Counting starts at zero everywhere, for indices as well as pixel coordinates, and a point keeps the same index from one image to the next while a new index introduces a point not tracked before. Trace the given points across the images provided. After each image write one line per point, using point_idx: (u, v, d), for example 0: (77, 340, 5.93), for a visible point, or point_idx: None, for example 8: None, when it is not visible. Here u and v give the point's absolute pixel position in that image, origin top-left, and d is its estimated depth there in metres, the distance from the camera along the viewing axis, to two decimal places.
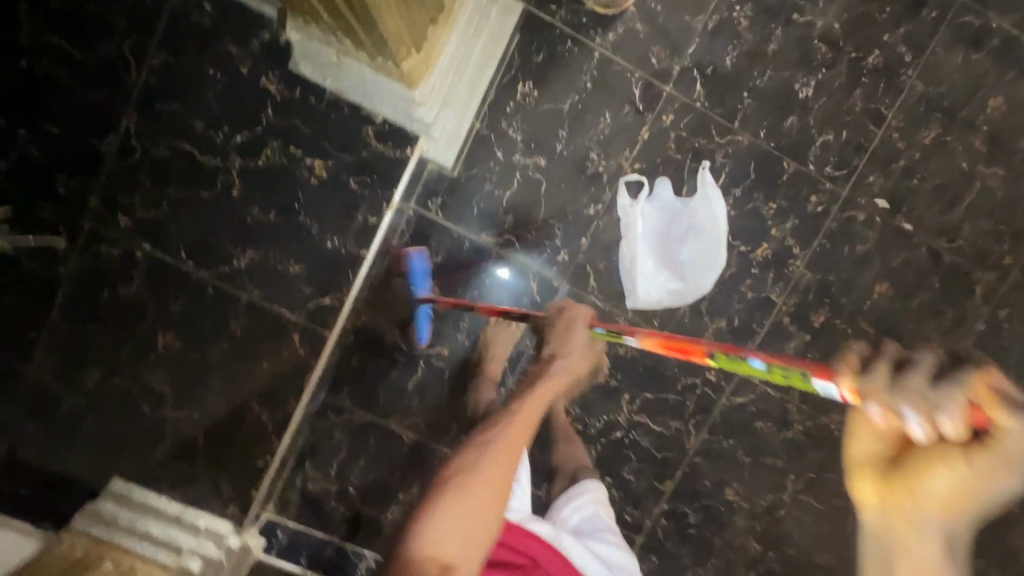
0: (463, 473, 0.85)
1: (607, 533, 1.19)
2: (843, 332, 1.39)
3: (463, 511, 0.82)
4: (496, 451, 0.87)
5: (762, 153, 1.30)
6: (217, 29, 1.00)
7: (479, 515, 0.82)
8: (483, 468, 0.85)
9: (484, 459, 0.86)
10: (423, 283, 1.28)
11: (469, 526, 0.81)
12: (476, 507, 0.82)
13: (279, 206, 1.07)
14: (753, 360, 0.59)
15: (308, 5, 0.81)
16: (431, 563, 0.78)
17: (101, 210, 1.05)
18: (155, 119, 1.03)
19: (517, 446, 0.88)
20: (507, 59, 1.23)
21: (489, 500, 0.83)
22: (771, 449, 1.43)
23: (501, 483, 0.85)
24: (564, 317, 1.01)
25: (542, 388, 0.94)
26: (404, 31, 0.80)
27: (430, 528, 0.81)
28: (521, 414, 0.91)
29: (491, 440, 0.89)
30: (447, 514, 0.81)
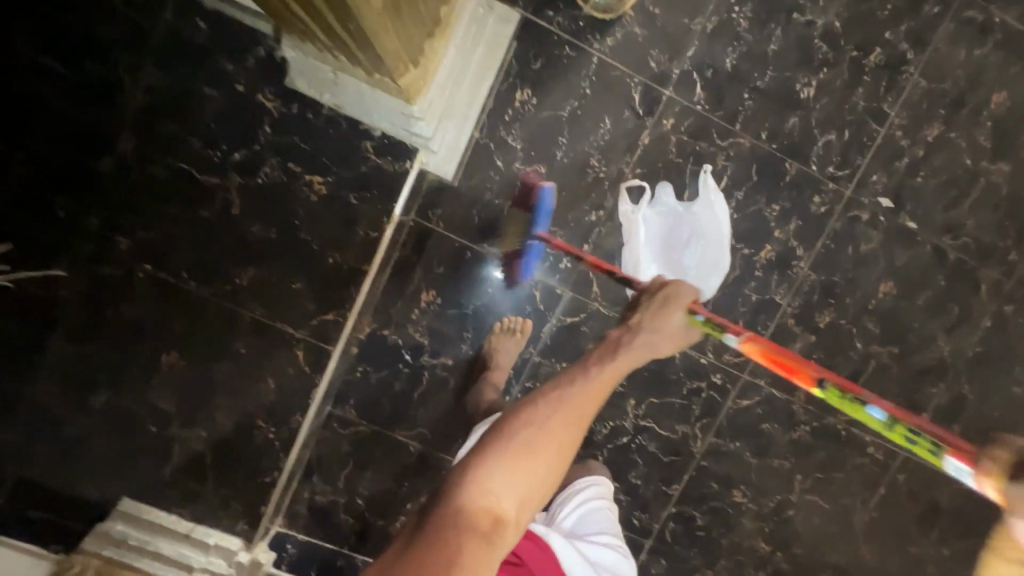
0: (526, 427, 0.72)
1: (604, 535, 1.09)
2: (849, 332, 1.38)
3: (521, 468, 0.69)
4: (566, 410, 0.73)
5: (764, 155, 1.29)
6: (211, 46, 0.99)
7: (537, 475, 0.69)
8: (551, 425, 0.72)
9: (552, 417, 0.72)
10: (548, 222, 1.25)
11: (525, 485, 0.69)
12: (536, 467, 0.70)
13: (280, 223, 1.07)
14: (871, 407, 0.70)
15: (303, 27, 0.80)
16: (477, 518, 0.65)
17: (99, 232, 1.04)
18: (151, 139, 1.02)
19: (590, 411, 0.74)
20: (504, 67, 1.21)
21: (550, 462, 0.70)
22: (778, 451, 1.43)
23: (566, 445, 0.72)
24: (661, 295, 0.89)
25: (627, 352, 0.79)
26: (401, 49, 0.80)
27: (483, 478, 0.68)
28: (601, 376, 0.76)
29: (562, 396, 0.74)
30: (503, 467, 0.69)
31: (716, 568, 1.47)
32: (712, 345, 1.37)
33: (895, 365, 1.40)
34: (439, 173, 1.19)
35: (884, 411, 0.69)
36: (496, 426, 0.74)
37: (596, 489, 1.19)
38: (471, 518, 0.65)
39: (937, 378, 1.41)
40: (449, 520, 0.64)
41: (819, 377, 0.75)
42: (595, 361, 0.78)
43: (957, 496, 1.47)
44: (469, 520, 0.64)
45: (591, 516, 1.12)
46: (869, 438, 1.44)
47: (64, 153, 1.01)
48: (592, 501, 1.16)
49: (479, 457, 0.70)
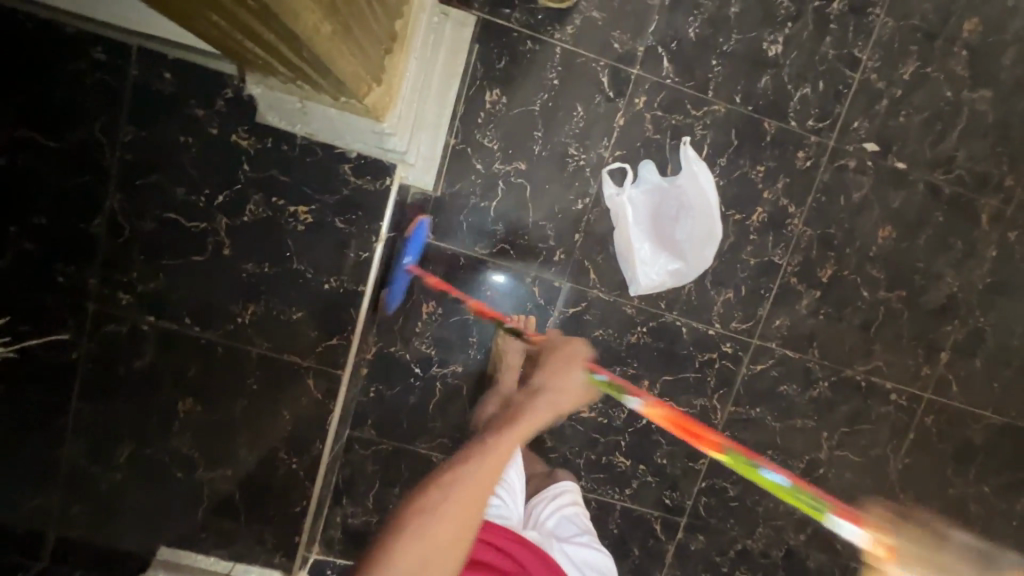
0: (434, 512, 0.70)
1: (586, 535, 1.16)
2: (854, 282, 1.37)
3: (427, 553, 0.68)
4: (467, 485, 0.73)
5: (741, 118, 1.29)
6: (180, 94, 1.01)
7: (443, 549, 0.69)
8: (457, 502, 0.71)
9: (461, 492, 0.72)
10: (418, 253, 1.27)
11: (435, 565, 0.68)
12: (441, 540, 0.69)
13: (271, 257, 1.08)
14: (767, 471, 0.56)
15: (260, 62, 0.80)
16: None
17: (100, 291, 1.06)
18: (136, 194, 1.04)
19: (489, 484, 0.74)
20: (470, 72, 1.22)
21: (454, 541, 0.70)
22: (800, 410, 1.42)
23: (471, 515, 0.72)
24: (563, 352, 0.86)
25: (527, 420, 0.77)
26: (360, 68, 0.80)
27: (393, 567, 0.67)
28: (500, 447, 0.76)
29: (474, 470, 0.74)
30: (410, 544, 0.68)
31: (755, 536, 1.47)
32: (718, 315, 1.36)
33: (905, 309, 1.39)
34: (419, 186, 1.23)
35: (783, 476, 0.55)
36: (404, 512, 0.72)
37: (574, 492, 1.23)
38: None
39: (950, 316, 1.40)
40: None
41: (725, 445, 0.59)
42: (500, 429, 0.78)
43: (988, 431, 1.46)
44: None
45: (575, 518, 1.18)
46: (892, 386, 1.42)
47: (57, 220, 1.03)
48: (572, 504, 1.21)
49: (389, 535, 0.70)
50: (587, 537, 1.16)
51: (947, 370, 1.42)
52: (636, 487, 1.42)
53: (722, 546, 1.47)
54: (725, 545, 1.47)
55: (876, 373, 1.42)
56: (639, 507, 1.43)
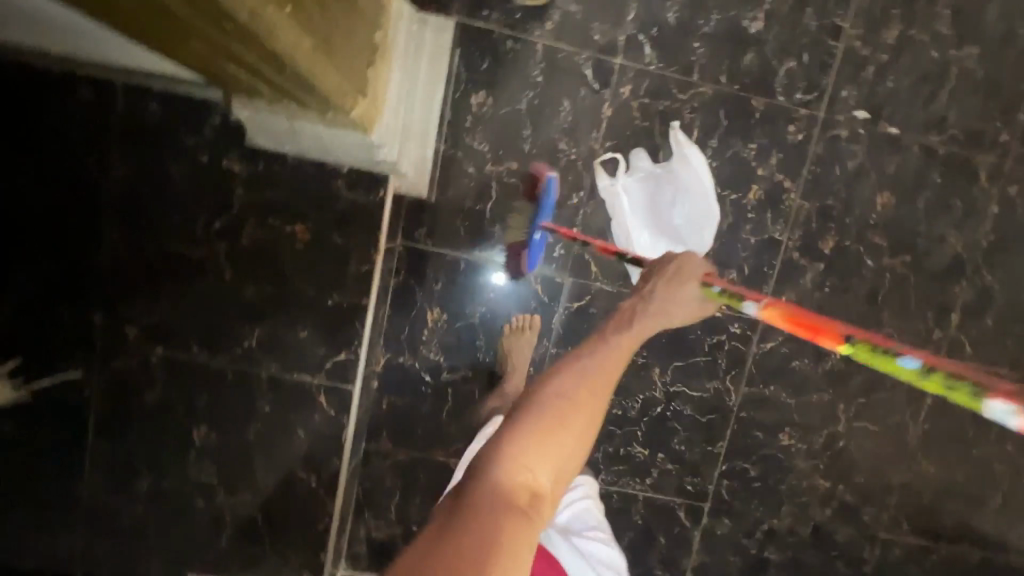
0: (558, 399, 0.61)
1: (596, 531, 1.15)
2: (857, 252, 1.36)
3: (554, 444, 0.60)
4: (593, 378, 0.62)
5: (728, 98, 1.28)
6: (169, 125, 1.01)
7: (568, 449, 0.60)
8: (579, 395, 0.61)
9: (585, 388, 0.62)
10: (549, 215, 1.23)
11: (560, 459, 0.60)
12: (567, 439, 0.60)
13: (272, 278, 1.08)
14: (904, 358, 0.50)
15: (245, 86, 0.80)
16: (514, 493, 0.57)
17: (107, 327, 1.07)
18: (134, 228, 1.04)
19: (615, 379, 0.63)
20: (454, 77, 1.22)
21: (579, 435, 0.61)
22: (814, 385, 1.41)
23: (598, 414, 0.62)
24: (673, 264, 0.73)
25: (642, 325, 0.66)
26: (344, 83, 0.80)
27: (515, 453, 0.59)
28: (622, 346, 0.65)
29: (594, 363, 0.63)
30: (534, 440, 0.59)
31: (781, 515, 1.46)
32: None
33: (911, 274, 1.38)
34: (415, 192, 1.24)
35: (919, 359, 0.49)
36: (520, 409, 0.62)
37: (587, 488, 1.21)
38: (507, 495, 0.56)
39: (958, 277, 1.39)
40: (479, 500, 0.56)
41: (850, 335, 0.55)
42: (619, 324, 0.67)
43: None
44: (505, 495, 0.56)
45: (587, 515, 1.17)
46: None
47: (59, 262, 1.04)
48: (583, 500, 1.19)
49: (505, 432, 0.60)
50: (600, 533, 1.15)
51: (959, 331, 1.41)
52: (656, 476, 1.42)
53: (749, 528, 1.46)
54: (751, 526, 1.46)
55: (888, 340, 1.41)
56: (661, 496, 1.43)
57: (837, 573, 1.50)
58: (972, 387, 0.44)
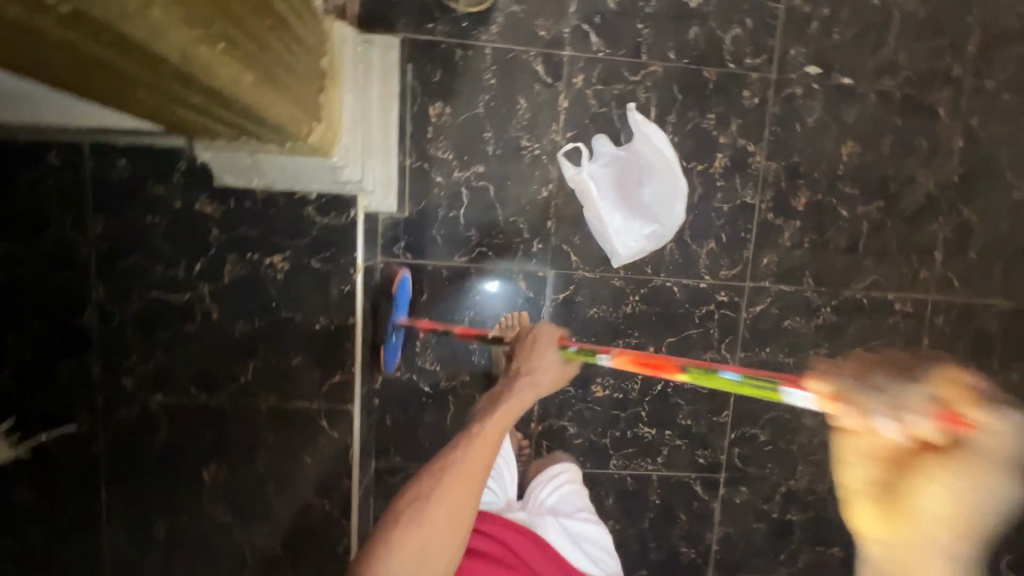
0: (425, 502, 0.77)
1: (583, 512, 1.20)
2: (830, 204, 1.38)
3: (420, 543, 0.75)
4: (453, 479, 0.78)
5: (680, 73, 1.31)
6: (139, 177, 1.04)
7: (433, 544, 0.75)
8: (440, 499, 0.76)
9: (445, 491, 0.77)
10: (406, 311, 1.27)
11: (427, 555, 0.75)
12: (429, 535, 0.75)
13: (258, 311, 1.10)
14: (726, 373, 0.67)
15: (202, 128, 0.83)
16: None
17: (106, 381, 1.09)
18: (119, 281, 1.07)
19: (475, 477, 0.78)
20: (410, 92, 1.25)
21: (443, 531, 0.76)
22: (810, 341, 1.42)
23: (453, 512, 0.76)
24: (531, 339, 0.93)
25: (496, 421, 0.81)
26: (296, 111, 0.83)
27: (386, 554, 0.74)
28: (476, 447, 0.79)
29: (457, 465, 0.79)
30: (402, 545, 0.74)
31: (797, 475, 1.46)
32: (706, 267, 1.37)
33: (888, 218, 1.39)
34: (385, 211, 1.23)
35: (734, 372, 0.67)
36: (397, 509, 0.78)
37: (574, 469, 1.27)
38: None
39: (934, 215, 1.40)
40: None
41: (683, 364, 0.73)
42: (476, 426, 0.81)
43: (1001, 319, 1.45)
44: None
45: (572, 495, 1.23)
46: (894, 296, 1.42)
47: (51, 324, 1.07)
48: (570, 482, 1.24)
49: (381, 534, 0.76)
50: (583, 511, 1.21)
51: (944, 267, 1.42)
52: (667, 454, 1.42)
53: (767, 492, 1.46)
54: (770, 491, 1.46)
55: (875, 287, 1.41)
56: (675, 473, 1.43)
57: None
58: (772, 385, 0.60)
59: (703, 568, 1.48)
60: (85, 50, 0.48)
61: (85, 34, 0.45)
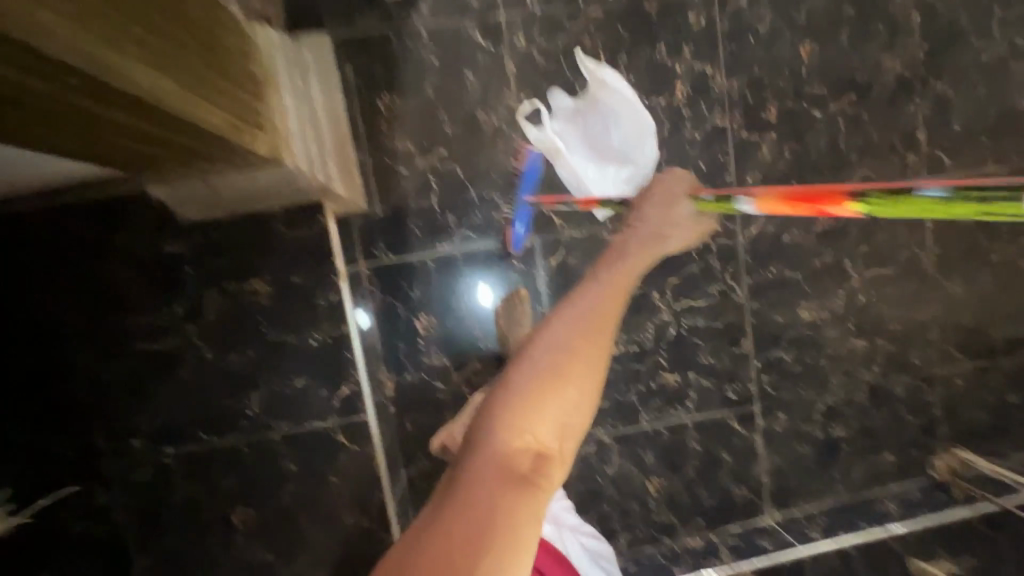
0: (559, 323, 0.48)
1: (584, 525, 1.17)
2: (802, 109, 1.34)
3: (562, 384, 0.46)
4: (597, 299, 0.49)
5: (621, 10, 1.27)
6: (99, 231, 1.01)
7: (581, 391, 0.46)
8: (586, 323, 0.47)
9: (585, 308, 0.48)
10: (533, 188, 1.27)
11: (571, 404, 0.46)
12: (574, 378, 0.46)
13: (250, 340, 1.07)
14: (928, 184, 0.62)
15: (143, 159, 0.80)
16: (514, 456, 0.44)
17: (112, 446, 1.06)
18: (103, 341, 1.04)
19: (627, 292, 0.50)
20: (354, 90, 1.22)
21: (592, 366, 0.46)
22: (814, 251, 1.38)
23: (612, 343, 0.48)
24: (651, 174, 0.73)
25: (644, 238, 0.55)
26: (235, 119, 0.79)
27: (510, 404, 0.46)
28: (627, 263, 0.52)
29: (602, 275, 0.51)
30: (532, 390, 0.45)
31: (832, 389, 1.43)
32: None
33: (862, 109, 1.36)
34: (354, 208, 1.20)
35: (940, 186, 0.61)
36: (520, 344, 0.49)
37: None
38: (505, 459, 0.44)
39: (908, 96, 1.36)
40: (470, 467, 0.44)
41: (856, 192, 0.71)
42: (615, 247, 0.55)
43: None
44: (500, 462, 0.44)
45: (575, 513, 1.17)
46: (887, 187, 1.38)
47: (43, 401, 1.03)
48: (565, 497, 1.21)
49: (497, 386, 0.47)
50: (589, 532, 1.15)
51: (930, 146, 1.39)
52: (696, 397, 1.38)
53: (805, 413, 1.42)
54: (807, 411, 1.42)
55: (867, 182, 1.38)
56: (708, 415, 1.39)
57: (909, 426, 1.46)
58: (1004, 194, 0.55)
59: (760, 504, 1.43)
60: None
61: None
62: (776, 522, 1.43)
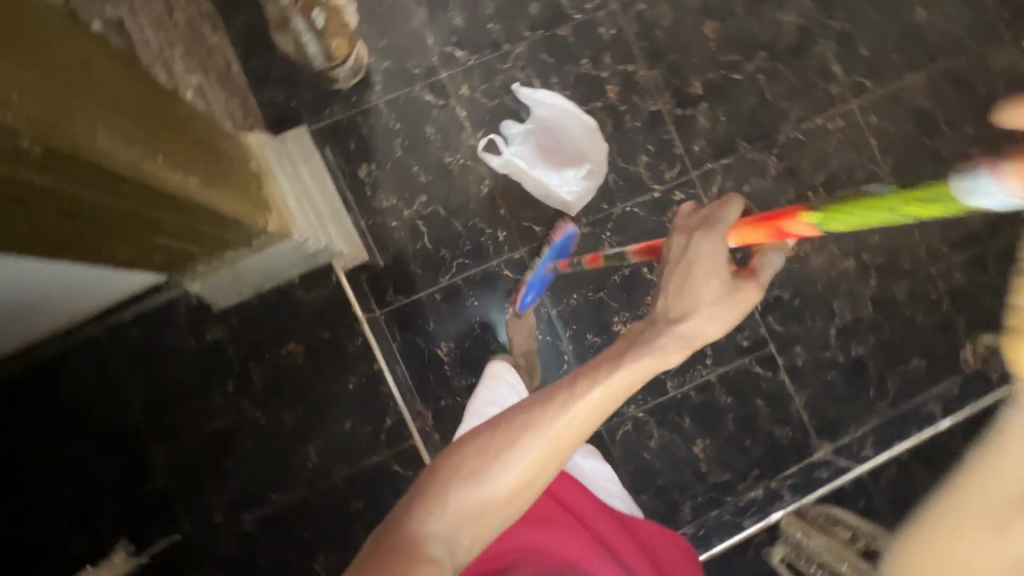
0: (507, 465, 0.67)
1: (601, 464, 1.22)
2: (722, 77, 1.50)
3: (485, 507, 0.67)
4: (543, 448, 0.68)
5: (541, 42, 1.48)
6: (153, 335, 1.16)
7: (498, 512, 0.67)
8: (522, 468, 0.68)
9: (530, 458, 0.68)
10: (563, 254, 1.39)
11: (489, 518, 0.67)
12: (499, 500, 0.67)
13: (297, 397, 1.20)
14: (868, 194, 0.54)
15: (181, 254, 0.97)
16: (431, 542, 0.64)
17: (197, 525, 1.15)
18: (173, 430, 1.16)
19: (568, 448, 0.69)
20: (336, 167, 1.41)
21: (513, 501, 0.68)
22: (775, 192, 1.49)
23: (536, 485, 0.69)
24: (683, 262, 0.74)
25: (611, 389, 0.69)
26: (245, 204, 0.97)
27: (449, 510, 0.66)
28: (576, 421, 0.68)
29: (557, 427, 0.68)
30: (468, 502, 0.67)
31: (838, 312, 1.49)
32: (651, 179, 1.48)
33: (775, 61, 1.51)
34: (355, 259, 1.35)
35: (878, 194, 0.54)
36: (476, 445, 0.69)
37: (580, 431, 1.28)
38: (428, 543, 0.64)
39: (812, 40, 1.52)
40: (404, 536, 0.64)
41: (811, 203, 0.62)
42: (581, 390, 0.69)
43: (924, 90, 1.54)
44: (426, 539, 0.64)
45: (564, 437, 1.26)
46: (822, 120, 1.51)
47: (130, 501, 1.14)
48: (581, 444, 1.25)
49: (448, 487, 0.67)
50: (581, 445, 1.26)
51: (849, 75, 1.53)
52: (713, 352, 1.46)
53: (820, 341, 1.48)
54: (822, 338, 1.48)
55: (802, 121, 1.51)
56: (729, 367, 1.46)
57: (926, 327, 1.50)
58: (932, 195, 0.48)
59: (808, 441, 1.46)
60: (67, 192, 0.61)
61: (65, 178, 0.59)
62: (828, 454, 1.46)
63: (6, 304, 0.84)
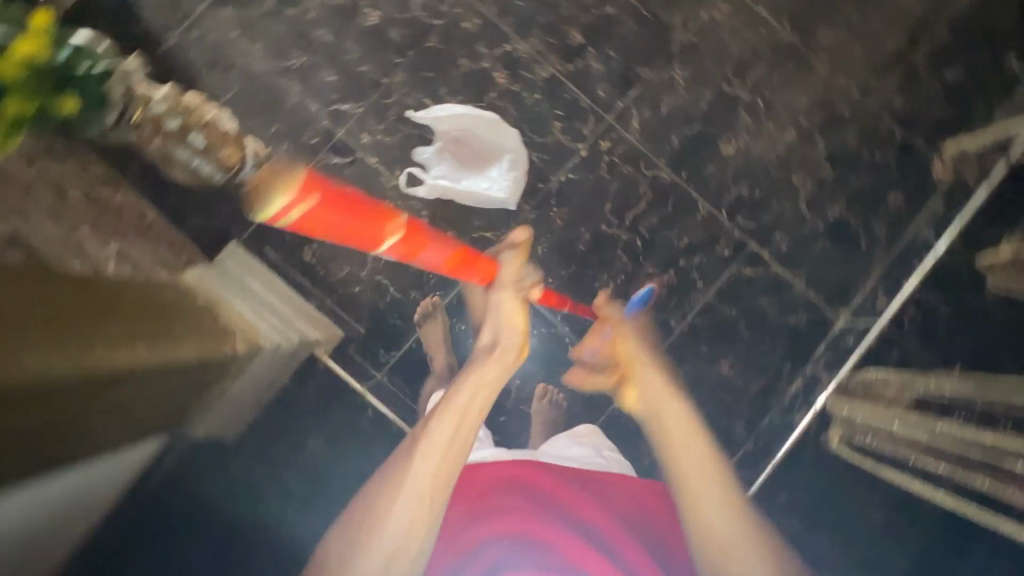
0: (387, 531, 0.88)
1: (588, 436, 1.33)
2: (595, 14, 1.49)
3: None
4: (411, 510, 0.90)
5: (415, 61, 1.49)
6: (193, 482, 1.26)
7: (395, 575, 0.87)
8: (400, 533, 0.89)
9: (402, 520, 0.89)
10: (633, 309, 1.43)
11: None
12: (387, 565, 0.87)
13: (340, 478, 1.30)
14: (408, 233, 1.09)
15: (172, 410, 1.01)
16: None
17: None
18: (244, 556, 1.25)
19: (434, 502, 0.92)
20: (279, 260, 1.42)
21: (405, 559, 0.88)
22: (690, 100, 1.49)
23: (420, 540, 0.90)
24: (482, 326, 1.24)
25: (448, 444, 0.98)
26: (207, 340, 1.01)
27: None
28: (431, 481, 0.93)
29: (413, 490, 0.92)
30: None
31: (798, 184, 1.48)
32: (571, 141, 1.49)
33: None
34: (331, 336, 1.34)
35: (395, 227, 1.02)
36: (353, 526, 0.91)
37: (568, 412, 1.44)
38: None
39: None
40: None
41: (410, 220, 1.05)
42: (421, 455, 0.96)
43: None
44: None
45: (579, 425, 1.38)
46: (705, 11, 1.50)
47: None
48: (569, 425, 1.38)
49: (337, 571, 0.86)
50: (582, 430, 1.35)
51: None
52: (697, 274, 1.48)
53: (792, 218, 1.48)
54: (794, 215, 1.48)
55: (688, 20, 1.49)
56: (720, 281, 1.48)
57: (890, 159, 1.46)
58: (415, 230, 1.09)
59: (823, 316, 1.44)
60: (36, 419, 0.66)
61: (27, 408, 0.64)
62: (847, 320, 1.44)
63: (48, 527, 0.91)
